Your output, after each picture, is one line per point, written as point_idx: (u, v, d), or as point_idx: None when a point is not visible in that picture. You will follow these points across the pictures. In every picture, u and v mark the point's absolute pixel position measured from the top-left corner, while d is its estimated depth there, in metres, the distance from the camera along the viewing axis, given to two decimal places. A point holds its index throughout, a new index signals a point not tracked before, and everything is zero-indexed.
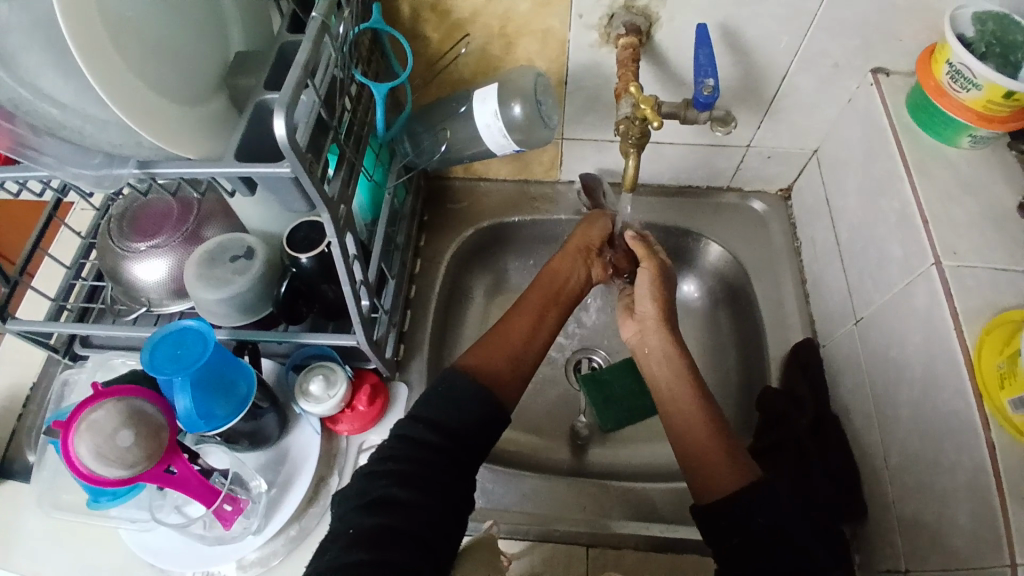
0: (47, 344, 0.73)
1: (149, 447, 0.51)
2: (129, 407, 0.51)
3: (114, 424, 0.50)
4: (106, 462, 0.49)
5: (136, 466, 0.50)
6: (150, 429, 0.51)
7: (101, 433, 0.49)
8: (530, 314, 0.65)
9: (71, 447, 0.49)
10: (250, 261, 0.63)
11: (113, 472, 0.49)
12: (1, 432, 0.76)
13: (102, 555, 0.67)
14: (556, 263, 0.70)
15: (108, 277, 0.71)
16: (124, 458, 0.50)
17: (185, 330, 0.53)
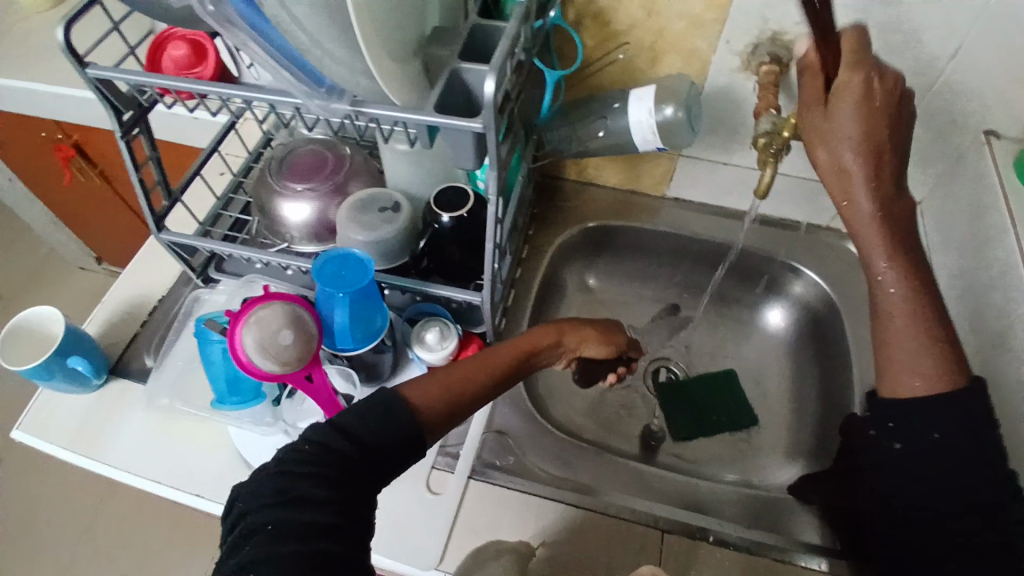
0: (187, 260, 0.78)
1: (302, 351, 0.56)
2: (291, 312, 0.57)
3: (279, 323, 0.56)
4: (266, 355, 0.54)
5: (287, 365, 0.56)
6: (304, 336, 0.57)
7: (266, 330, 0.55)
8: (491, 371, 0.61)
9: (237, 336, 0.55)
10: (396, 213, 0.70)
11: (268, 365, 0.55)
12: (124, 334, 0.80)
13: (204, 456, 0.70)
14: (527, 338, 0.66)
15: (257, 211, 0.78)
16: (280, 355, 0.55)
17: (348, 256, 0.59)
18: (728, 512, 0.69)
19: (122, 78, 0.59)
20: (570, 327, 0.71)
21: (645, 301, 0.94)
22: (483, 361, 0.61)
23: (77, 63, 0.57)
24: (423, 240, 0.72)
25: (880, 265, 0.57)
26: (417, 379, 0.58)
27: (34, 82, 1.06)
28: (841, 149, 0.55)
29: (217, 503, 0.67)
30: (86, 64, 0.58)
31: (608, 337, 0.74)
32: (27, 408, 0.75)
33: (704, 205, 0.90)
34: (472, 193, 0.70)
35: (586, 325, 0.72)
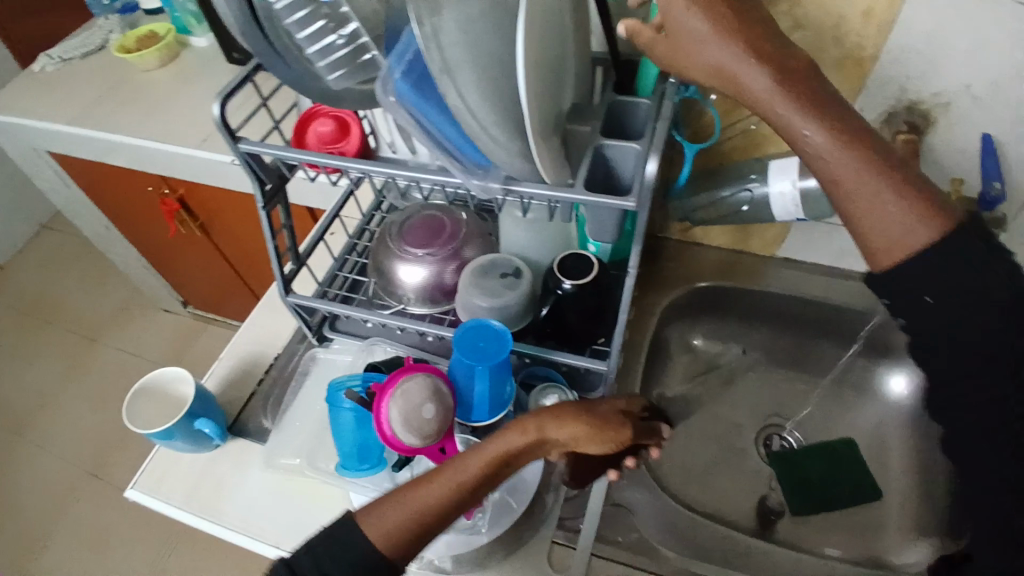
0: (307, 320, 0.80)
1: (441, 424, 0.56)
2: (432, 384, 0.57)
3: (422, 396, 0.56)
4: (409, 429, 0.55)
5: (427, 439, 0.56)
6: (443, 408, 0.57)
7: (409, 403, 0.55)
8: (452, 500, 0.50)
9: (383, 410, 0.56)
10: (518, 279, 0.71)
11: (410, 439, 0.55)
12: (243, 392, 0.82)
13: (323, 519, 0.71)
14: (496, 447, 0.52)
15: (374, 273, 0.80)
16: (422, 429, 0.55)
17: (484, 326, 0.60)
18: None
19: (270, 153, 0.61)
20: (553, 418, 0.55)
21: (750, 363, 0.92)
22: (449, 475, 0.51)
23: (230, 137, 0.60)
24: (543, 307, 0.72)
25: (829, 173, 0.44)
26: (386, 495, 0.51)
27: (136, 136, 1.11)
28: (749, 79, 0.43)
29: None
30: (239, 138, 0.61)
31: (607, 430, 0.57)
32: (141, 467, 0.77)
33: (814, 267, 0.88)
34: (596, 261, 0.70)
35: (574, 415, 0.56)
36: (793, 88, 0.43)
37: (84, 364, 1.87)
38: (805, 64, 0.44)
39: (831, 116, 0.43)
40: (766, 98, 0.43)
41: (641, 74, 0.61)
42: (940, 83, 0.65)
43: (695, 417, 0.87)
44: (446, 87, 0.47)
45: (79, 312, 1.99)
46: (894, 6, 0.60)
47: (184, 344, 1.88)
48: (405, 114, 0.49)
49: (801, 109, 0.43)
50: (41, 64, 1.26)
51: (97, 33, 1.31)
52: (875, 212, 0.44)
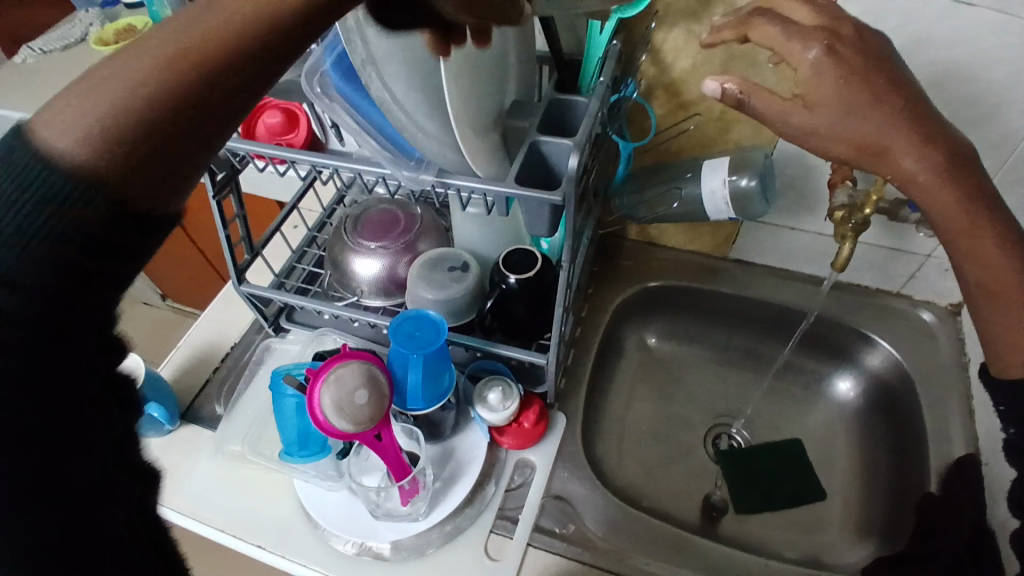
0: (262, 310, 0.81)
1: (375, 410, 0.57)
2: (368, 371, 0.58)
3: (356, 383, 0.57)
4: (341, 414, 0.55)
5: (359, 425, 0.56)
6: (378, 396, 0.58)
7: (343, 389, 0.56)
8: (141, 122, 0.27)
9: (316, 395, 0.57)
10: (465, 273, 0.72)
11: (342, 425, 0.56)
12: (198, 380, 0.83)
13: (267, 506, 0.71)
14: (169, 37, 0.28)
15: (330, 265, 0.81)
16: (354, 414, 0.56)
17: (422, 317, 0.61)
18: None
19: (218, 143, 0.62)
20: (179, 77, 0.27)
21: (704, 362, 0.93)
22: None
23: None
24: (489, 300, 0.73)
25: (958, 226, 0.52)
26: None
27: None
28: (843, 124, 0.47)
29: (277, 555, 0.68)
30: None
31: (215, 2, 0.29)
32: None
33: (767, 268, 0.90)
34: (541, 256, 0.72)
35: (173, 99, 0.27)
36: (914, 124, 0.47)
37: None
38: (893, 67, 0.47)
39: (973, 196, 0.51)
40: (892, 146, 0.48)
41: (588, 54, 0.62)
42: None
43: (647, 414, 0.88)
44: (370, 76, 0.50)
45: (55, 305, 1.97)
46: None
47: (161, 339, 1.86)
48: (336, 101, 0.53)
49: (914, 139, 0.48)
50: (25, 57, 1.26)
51: (78, 25, 1.32)
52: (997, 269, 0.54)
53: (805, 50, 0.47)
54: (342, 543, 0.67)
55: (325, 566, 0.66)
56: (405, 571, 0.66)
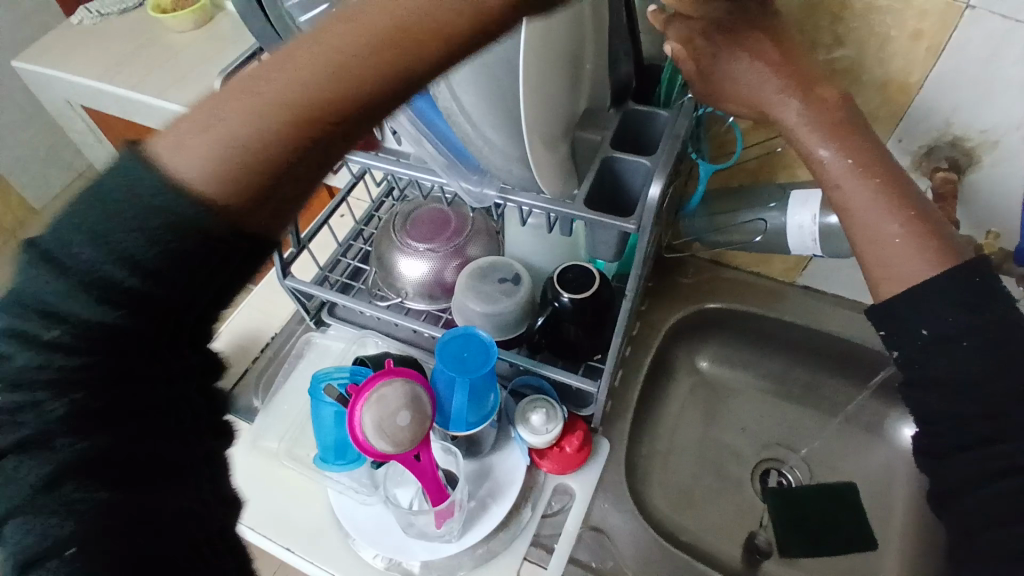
0: (304, 304, 0.79)
1: (416, 432, 0.55)
2: (411, 391, 0.57)
3: (398, 403, 0.55)
4: (381, 437, 0.54)
5: (399, 446, 0.55)
6: (419, 418, 0.56)
7: (385, 411, 0.54)
8: (248, 170, 0.29)
9: (357, 413, 0.55)
10: (516, 286, 0.68)
11: (382, 446, 0.54)
12: (236, 368, 0.82)
13: (299, 506, 0.69)
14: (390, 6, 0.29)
15: (375, 262, 0.79)
16: (395, 436, 0.54)
17: (471, 336, 0.58)
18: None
19: None
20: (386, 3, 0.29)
21: (757, 391, 0.88)
22: None
23: None
24: (540, 317, 0.69)
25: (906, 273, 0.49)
26: None
27: (165, 100, 1.09)
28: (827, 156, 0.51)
29: (305, 561, 0.66)
30: None
31: None
32: None
33: (834, 296, 0.85)
34: (599, 274, 0.67)
35: None
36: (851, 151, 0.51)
37: None
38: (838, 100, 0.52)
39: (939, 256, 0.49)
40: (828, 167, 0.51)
41: None
42: (989, 120, 0.59)
43: (694, 441, 0.84)
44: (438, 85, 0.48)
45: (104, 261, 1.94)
46: (948, 33, 0.55)
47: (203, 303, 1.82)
48: (399, 107, 0.48)
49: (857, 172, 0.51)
50: (83, 19, 1.25)
51: None
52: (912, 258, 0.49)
53: (791, 101, 0.50)
54: (372, 556, 0.65)
55: None
56: None
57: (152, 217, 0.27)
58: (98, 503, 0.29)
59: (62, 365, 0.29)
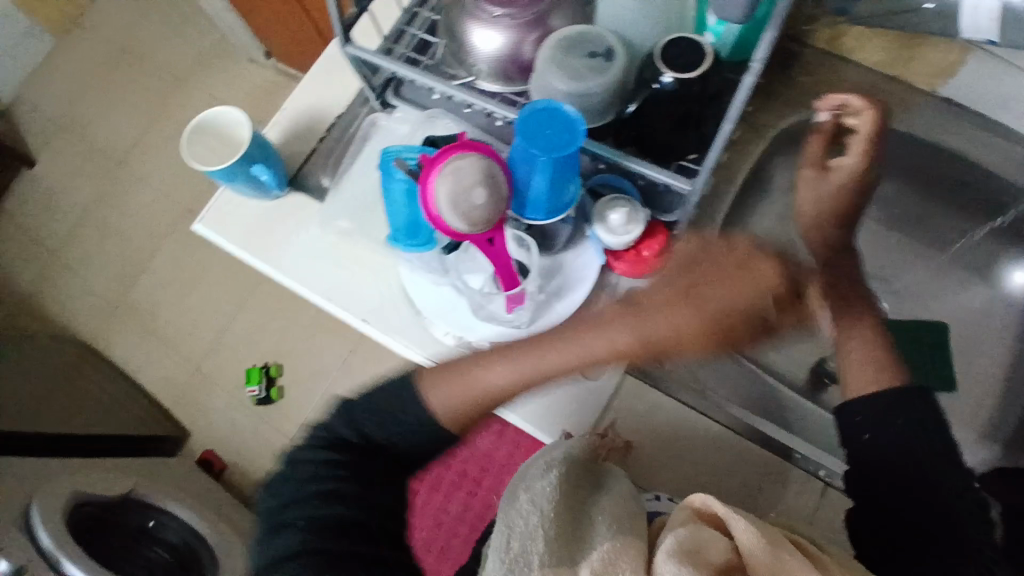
0: (368, 79, 0.73)
1: (492, 213, 0.52)
2: (487, 168, 0.52)
3: (473, 179, 0.51)
4: (458, 220, 0.51)
5: (475, 227, 0.52)
6: (497, 199, 0.52)
7: (461, 191, 0.51)
8: (488, 404, 0.56)
9: (430, 186, 0.52)
10: (609, 63, 0.59)
11: (459, 229, 0.52)
12: (304, 147, 0.79)
13: (373, 279, 0.71)
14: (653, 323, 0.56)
15: (444, 33, 0.71)
16: (470, 215, 0.51)
17: (555, 109, 0.50)
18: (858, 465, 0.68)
19: None
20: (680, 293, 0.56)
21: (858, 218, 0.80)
22: None
23: None
24: (633, 104, 0.60)
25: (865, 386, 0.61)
26: None
27: None
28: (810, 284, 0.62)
29: (380, 332, 0.70)
30: None
31: None
32: (206, 207, 0.77)
33: (981, 116, 0.72)
34: (711, 50, 0.57)
35: None
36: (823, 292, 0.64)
37: None
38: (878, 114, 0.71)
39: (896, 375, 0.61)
40: (844, 305, 0.67)
41: None
42: None
43: (777, 265, 0.79)
44: None
45: None
46: None
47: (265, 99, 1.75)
48: None
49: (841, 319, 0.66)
50: None
51: None
52: (863, 368, 0.63)
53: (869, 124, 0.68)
54: (443, 334, 0.68)
55: (424, 352, 0.68)
56: None
57: (419, 426, 0.56)
58: (349, 512, 0.52)
59: (352, 482, 0.54)
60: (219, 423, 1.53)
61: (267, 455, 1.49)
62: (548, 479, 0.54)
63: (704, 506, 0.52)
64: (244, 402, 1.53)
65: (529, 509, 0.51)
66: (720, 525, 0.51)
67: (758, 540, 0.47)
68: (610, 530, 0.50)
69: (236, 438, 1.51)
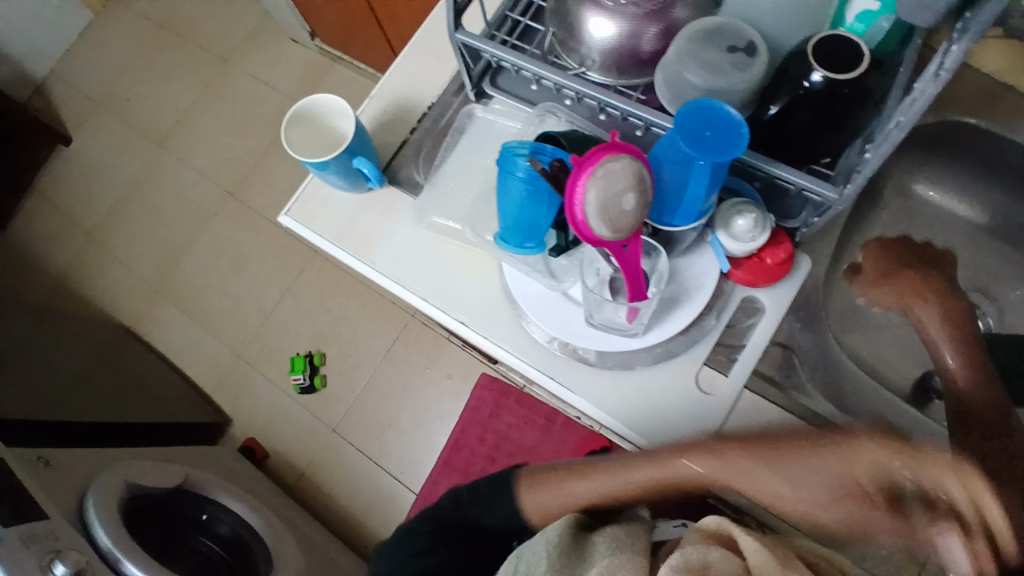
0: (468, 68, 0.70)
1: (637, 218, 0.49)
2: (638, 171, 0.49)
3: (624, 183, 0.48)
4: (607, 221, 0.48)
5: (618, 233, 0.49)
6: (643, 204, 0.49)
7: (615, 191, 0.47)
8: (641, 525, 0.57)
9: (578, 189, 0.48)
10: (750, 58, 0.56)
11: (605, 232, 0.48)
12: (394, 139, 0.76)
13: (474, 280, 0.69)
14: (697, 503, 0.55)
15: (555, 21, 0.67)
16: (617, 221, 0.48)
17: (716, 110, 0.48)
18: None
19: None
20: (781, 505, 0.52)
21: (964, 222, 0.77)
22: None
23: None
24: (776, 104, 0.57)
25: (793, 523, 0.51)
26: None
27: None
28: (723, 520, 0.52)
29: (479, 335, 0.68)
30: None
31: None
32: (291, 198, 0.75)
33: None
34: (867, 48, 0.54)
35: None
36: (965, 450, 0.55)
37: (216, 83, 1.77)
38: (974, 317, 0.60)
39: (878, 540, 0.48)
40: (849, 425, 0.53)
41: None
42: None
43: None
44: None
45: (208, 26, 1.83)
46: None
47: (311, 81, 1.71)
48: None
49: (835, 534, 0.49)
50: None
51: None
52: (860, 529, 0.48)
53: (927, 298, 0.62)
54: (547, 340, 0.65)
55: (528, 356, 0.66)
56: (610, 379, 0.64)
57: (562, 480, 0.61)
58: None
59: None
60: (263, 410, 1.52)
61: (311, 444, 1.48)
62: (551, 539, 0.59)
63: (717, 528, 0.53)
64: (288, 390, 1.52)
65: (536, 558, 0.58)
66: (731, 546, 0.51)
67: (760, 551, 0.48)
68: (611, 552, 0.56)
69: (279, 426, 1.51)
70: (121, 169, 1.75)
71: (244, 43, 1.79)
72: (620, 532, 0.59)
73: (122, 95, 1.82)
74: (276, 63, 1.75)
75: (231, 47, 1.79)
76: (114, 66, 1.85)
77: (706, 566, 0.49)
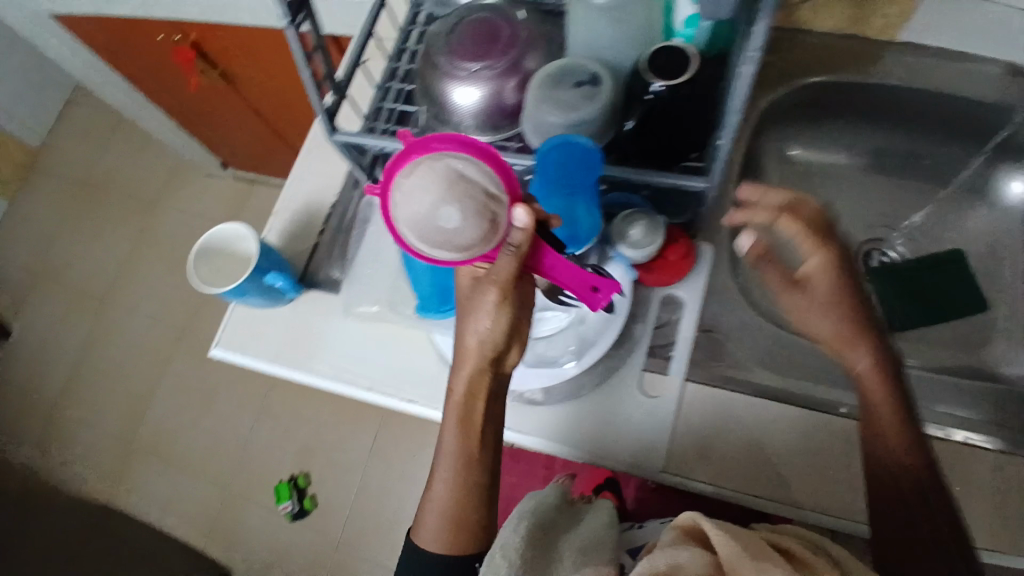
0: (358, 161, 0.73)
1: (478, 228, 0.47)
2: (447, 180, 0.47)
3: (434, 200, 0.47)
4: (432, 245, 0.47)
5: (470, 251, 0.47)
6: (473, 207, 0.47)
7: (421, 210, 0.47)
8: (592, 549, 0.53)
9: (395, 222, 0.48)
10: (597, 87, 0.61)
11: (441, 254, 0.47)
12: (305, 245, 0.79)
13: (411, 356, 0.70)
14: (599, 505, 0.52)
15: (423, 99, 0.72)
16: (452, 240, 0.47)
17: (571, 142, 0.52)
18: (949, 409, 0.65)
19: None
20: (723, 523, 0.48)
21: (844, 169, 0.84)
22: None
23: None
24: (631, 118, 0.62)
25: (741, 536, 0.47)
26: None
27: None
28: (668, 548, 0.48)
29: (430, 407, 0.67)
30: None
31: None
32: (220, 328, 0.76)
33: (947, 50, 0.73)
34: (693, 50, 0.59)
35: None
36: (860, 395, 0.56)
37: (142, 237, 1.79)
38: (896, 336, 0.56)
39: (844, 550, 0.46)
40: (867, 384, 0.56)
41: None
42: None
43: (782, 240, 0.82)
44: None
45: (123, 187, 1.86)
46: None
47: (234, 209, 1.74)
48: None
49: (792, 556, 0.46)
50: None
51: None
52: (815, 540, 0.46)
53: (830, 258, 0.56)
54: None
55: None
56: (564, 410, 0.64)
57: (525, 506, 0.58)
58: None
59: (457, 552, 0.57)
60: (261, 549, 1.45)
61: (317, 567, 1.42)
62: (518, 532, 0.54)
63: (693, 525, 0.48)
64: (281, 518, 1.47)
65: (500, 562, 0.51)
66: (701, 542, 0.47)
67: (730, 544, 0.44)
68: (576, 564, 0.53)
69: (280, 559, 1.44)
70: (66, 345, 1.73)
71: (161, 191, 1.83)
72: (586, 544, 0.56)
73: (50, 275, 1.81)
74: (197, 202, 1.79)
75: (149, 199, 1.83)
76: (39, 249, 1.85)
77: (676, 570, 0.45)
